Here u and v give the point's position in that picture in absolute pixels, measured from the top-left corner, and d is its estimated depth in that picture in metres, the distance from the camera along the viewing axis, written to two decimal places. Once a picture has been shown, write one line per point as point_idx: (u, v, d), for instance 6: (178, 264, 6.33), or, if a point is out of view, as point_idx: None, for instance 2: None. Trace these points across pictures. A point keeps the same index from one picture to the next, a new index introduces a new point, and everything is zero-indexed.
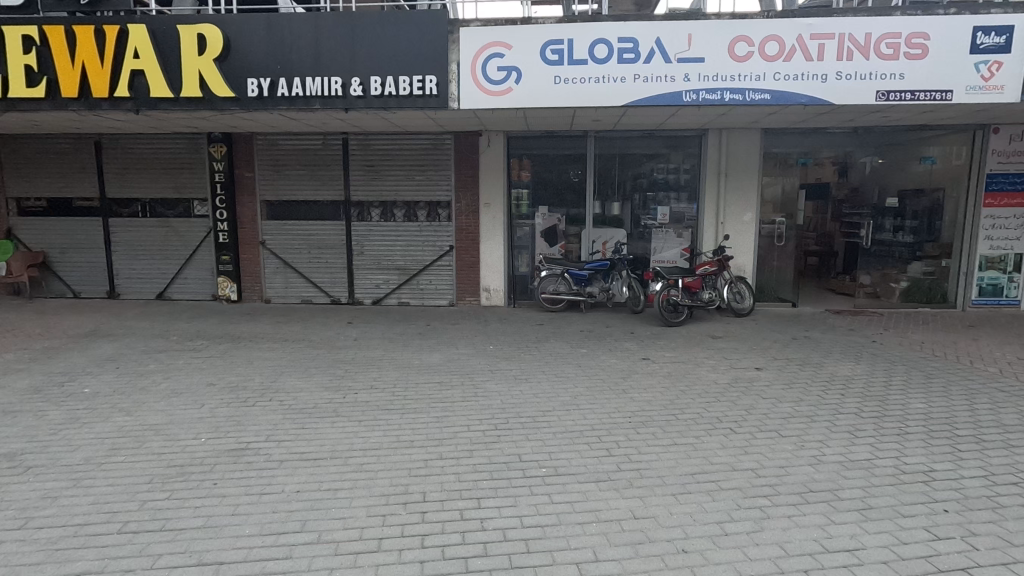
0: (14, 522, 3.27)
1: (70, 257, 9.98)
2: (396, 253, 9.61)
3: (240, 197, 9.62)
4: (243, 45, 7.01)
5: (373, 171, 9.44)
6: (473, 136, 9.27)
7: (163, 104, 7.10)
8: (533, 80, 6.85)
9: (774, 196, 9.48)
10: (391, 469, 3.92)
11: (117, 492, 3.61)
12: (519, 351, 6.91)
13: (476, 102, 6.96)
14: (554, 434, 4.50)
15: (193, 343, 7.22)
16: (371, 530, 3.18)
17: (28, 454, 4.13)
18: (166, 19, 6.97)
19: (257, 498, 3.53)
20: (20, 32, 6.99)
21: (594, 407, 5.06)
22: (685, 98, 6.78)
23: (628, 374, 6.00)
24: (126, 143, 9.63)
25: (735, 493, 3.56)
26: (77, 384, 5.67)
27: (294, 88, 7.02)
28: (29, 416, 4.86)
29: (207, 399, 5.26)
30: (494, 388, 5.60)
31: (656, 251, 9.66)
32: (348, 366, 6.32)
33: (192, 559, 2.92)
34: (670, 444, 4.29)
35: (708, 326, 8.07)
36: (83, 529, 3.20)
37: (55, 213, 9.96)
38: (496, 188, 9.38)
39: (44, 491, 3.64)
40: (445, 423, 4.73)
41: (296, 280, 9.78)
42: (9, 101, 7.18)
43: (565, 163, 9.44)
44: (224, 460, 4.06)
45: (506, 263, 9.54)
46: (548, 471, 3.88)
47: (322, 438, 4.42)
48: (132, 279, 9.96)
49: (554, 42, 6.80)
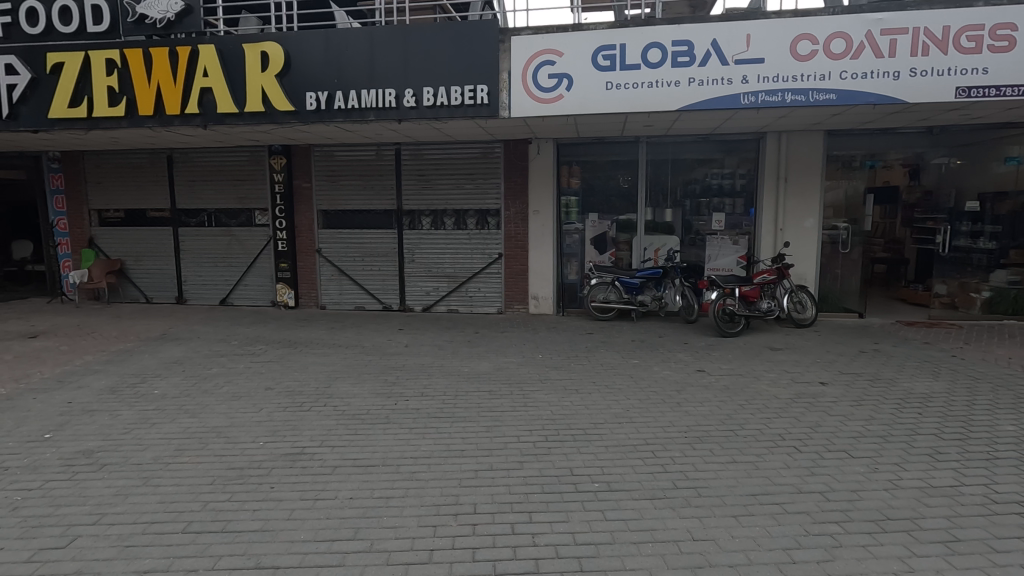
0: (90, 517, 3.46)
1: (143, 265, 10.62)
2: (445, 260, 9.70)
3: (298, 206, 9.98)
4: (303, 61, 7.28)
5: (424, 180, 9.59)
6: (522, 143, 9.26)
7: (229, 119, 7.45)
8: (584, 87, 6.78)
9: (836, 200, 9.02)
10: (442, 478, 3.91)
11: (182, 492, 3.76)
12: (568, 360, 6.81)
13: (526, 110, 6.94)
14: (606, 447, 4.39)
15: (253, 347, 7.50)
16: (422, 540, 3.17)
17: (103, 452, 4.38)
18: (233, 39, 7.33)
19: (312, 503, 3.59)
20: (104, 56, 7.54)
21: (646, 421, 4.90)
22: (743, 100, 6.52)
23: (681, 386, 5.80)
24: (195, 156, 10.18)
25: (803, 518, 3.34)
26: (147, 386, 5.99)
27: (350, 101, 7.23)
28: (105, 415, 5.17)
29: (266, 403, 5.44)
30: (544, 398, 5.52)
31: (711, 259, 9.35)
32: (400, 373, 6.39)
33: (251, 562, 2.99)
34: (729, 462, 4.10)
35: (767, 338, 7.73)
36: (151, 527, 3.34)
37: (131, 223, 10.63)
38: (545, 196, 9.33)
39: (117, 488, 3.84)
40: (495, 433, 4.70)
41: (350, 287, 10.03)
42: (92, 120, 7.72)
43: (616, 170, 9.31)
44: (281, 464, 4.17)
45: (555, 271, 9.47)
46: (601, 486, 3.77)
47: (374, 445, 4.47)
48: (198, 285, 10.49)
49: (606, 48, 6.72)
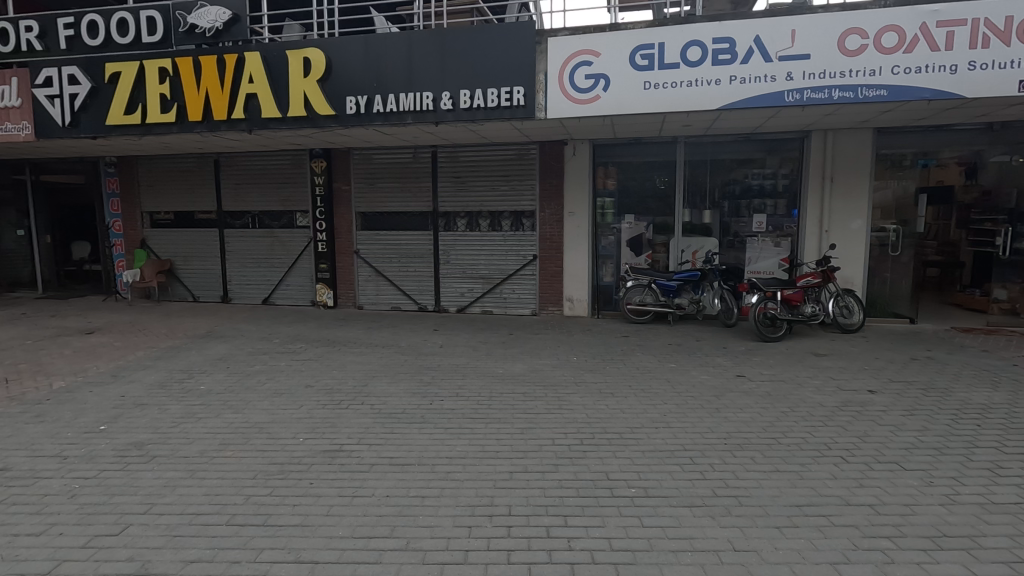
0: (142, 507, 3.60)
1: (190, 265, 11.05)
2: (480, 262, 9.74)
3: (337, 208, 10.20)
4: (344, 66, 7.43)
5: (460, 182, 9.66)
6: (558, 145, 9.23)
7: (273, 124, 7.68)
8: (622, 87, 6.70)
9: (885, 201, 8.67)
10: (476, 479, 3.92)
11: (226, 486, 3.88)
12: (603, 363, 6.74)
13: (563, 111, 6.91)
14: (642, 452, 4.31)
15: (294, 346, 7.70)
16: (457, 541, 3.18)
17: (153, 444, 4.56)
18: (277, 46, 7.55)
19: (349, 500, 3.65)
20: (158, 65, 7.88)
21: (684, 426, 4.79)
22: (788, 98, 6.33)
23: (720, 392, 5.66)
24: (240, 160, 10.53)
25: (851, 531, 3.20)
26: (193, 381, 6.21)
27: (389, 105, 7.35)
28: (155, 409, 5.38)
29: (306, 400, 5.57)
30: (579, 401, 5.47)
31: (751, 261, 9.10)
32: (434, 373, 6.44)
33: (291, 556, 3.05)
34: (771, 471, 3.96)
35: (811, 343, 7.47)
36: (197, 519, 3.45)
37: (180, 225, 11.06)
38: (581, 197, 9.27)
39: (166, 479, 3.99)
40: (529, 435, 4.68)
41: (387, 288, 10.20)
42: (145, 126, 8.08)
43: (652, 170, 9.18)
44: (320, 460, 4.26)
45: (590, 273, 9.40)
46: (637, 491, 3.71)
47: (410, 444, 4.52)
48: (242, 284, 10.83)
49: (645, 47, 6.63)
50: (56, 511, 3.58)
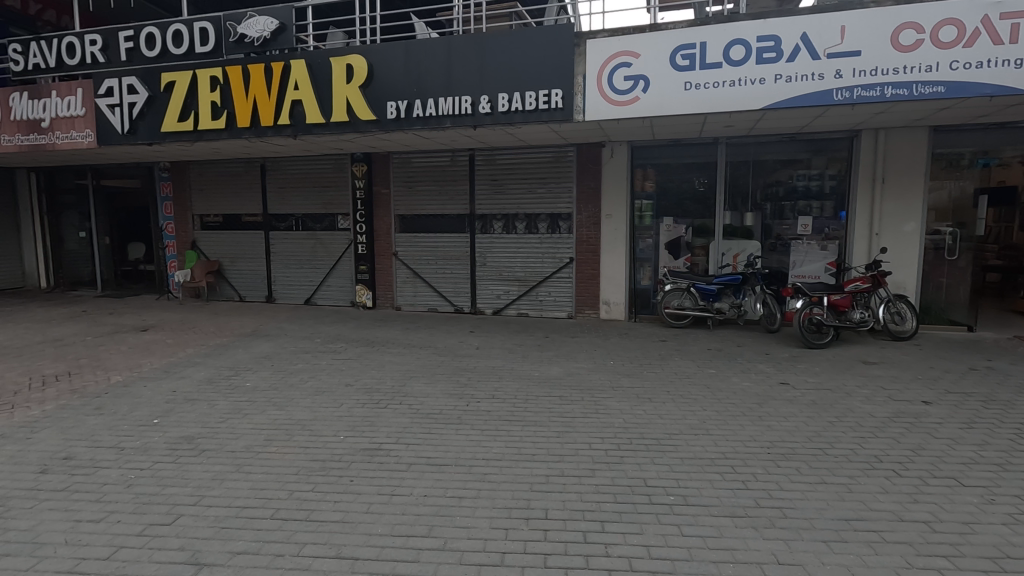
0: (191, 498, 3.75)
1: (238, 266, 11.46)
2: (516, 265, 9.76)
3: (377, 211, 10.40)
4: (385, 72, 7.58)
5: (497, 185, 9.71)
6: (596, 147, 9.17)
7: (317, 129, 7.91)
8: (661, 88, 6.61)
9: (940, 202, 8.26)
10: (513, 481, 3.92)
11: (270, 480, 4.00)
12: (641, 367, 6.65)
13: (601, 113, 6.88)
14: (681, 459, 4.23)
15: (334, 345, 7.89)
16: (494, 543, 3.19)
17: (202, 439, 4.74)
18: (322, 53, 7.76)
19: (388, 498, 3.71)
20: (209, 73, 8.23)
21: (725, 434, 4.68)
22: (837, 96, 6.12)
23: (762, 399, 5.50)
24: (285, 165, 10.86)
25: (904, 549, 3.06)
26: (240, 378, 6.44)
27: (428, 109, 7.46)
28: (204, 404, 5.61)
29: (346, 399, 5.69)
30: (616, 405, 5.41)
31: (795, 265, 8.84)
32: (471, 375, 6.49)
33: (332, 552, 3.12)
34: (817, 483, 3.83)
35: (859, 350, 7.18)
36: (243, 511, 3.58)
37: (228, 227, 11.49)
38: (618, 199, 9.19)
39: (214, 472, 4.14)
40: (566, 438, 4.66)
41: (424, 289, 10.34)
42: (197, 132, 8.43)
43: (692, 172, 9.02)
44: (359, 458, 4.34)
45: (627, 276, 9.31)
46: (676, 499, 3.64)
47: (447, 444, 4.57)
48: (286, 285, 11.17)
49: (685, 47, 6.52)
50: (114, 499, 3.76)
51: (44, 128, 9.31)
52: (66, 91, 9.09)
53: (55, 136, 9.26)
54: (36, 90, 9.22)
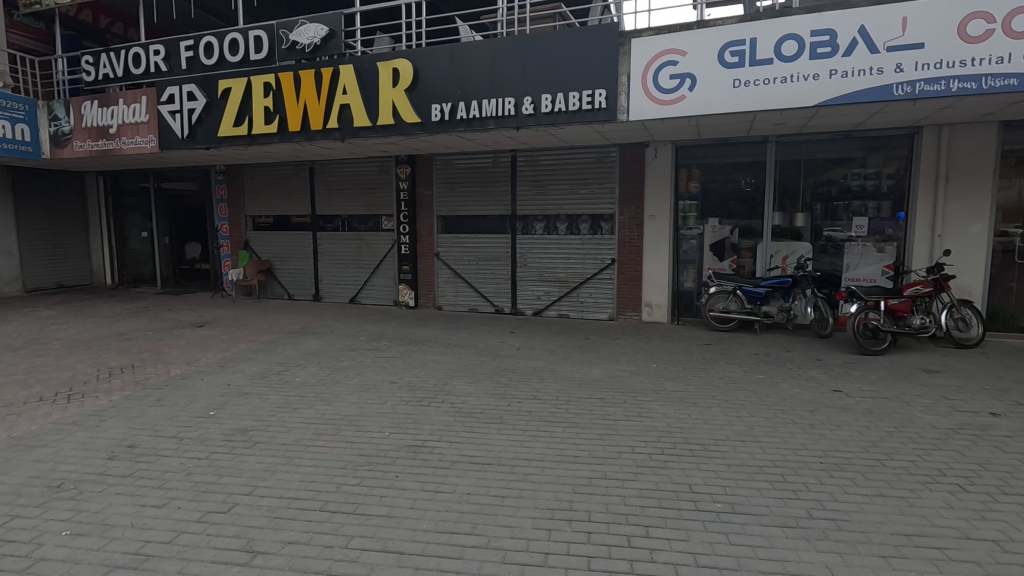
0: (246, 488, 3.91)
1: (287, 265, 11.86)
2: (557, 266, 9.73)
3: (420, 213, 10.57)
4: (430, 75, 7.70)
5: (539, 186, 9.71)
6: (639, 147, 9.05)
7: (364, 133, 8.12)
8: (709, 86, 6.47)
9: (1010, 202, 7.77)
10: (555, 482, 3.92)
11: (318, 474, 4.12)
12: (684, 371, 6.52)
13: (646, 112, 6.79)
14: (728, 466, 4.13)
15: (378, 343, 8.06)
16: (537, 543, 3.19)
17: (255, 431, 4.93)
18: (369, 58, 7.95)
19: (432, 495, 3.77)
20: (263, 80, 8.55)
21: (774, 442, 4.54)
22: (897, 92, 5.86)
23: (813, 407, 5.30)
24: (332, 167, 11.17)
25: (970, 568, 2.89)
26: (290, 373, 6.67)
27: (471, 111, 7.54)
28: (256, 398, 5.83)
29: (390, 396, 5.81)
30: (659, 409, 5.32)
31: (849, 268, 8.49)
32: (512, 375, 6.51)
33: (378, 545, 3.19)
34: (874, 495, 3.67)
35: (919, 358, 6.83)
36: (294, 503, 3.70)
37: (278, 227, 11.90)
38: (662, 200, 9.03)
39: (267, 463, 4.31)
40: (608, 441, 4.62)
41: (465, 290, 10.44)
42: (251, 137, 8.78)
43: (739, 171, 8.79)
44: (404, 454, 4.43)
45: (670, 278, 9.15)
46: (723, 507, 3.55)
47: (490, 444, 4.60)
48: (332, 284, 11.48)
49: (734, 44, 6.37)
50: (175, 486, 3.96)
51: (111, 134, 9.88)
52: (132, 99, 9.64)
53: (121, 141, 9.82)
54: (105, 99, 9.79)
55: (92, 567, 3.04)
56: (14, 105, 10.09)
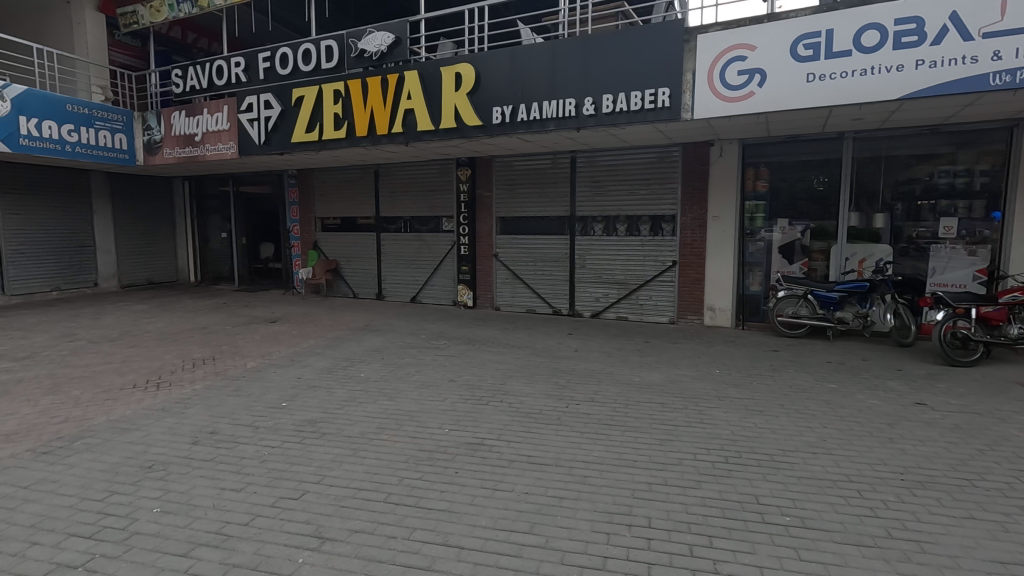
0: (315, 477, 4.11)
1: (352, 265, 12.35)
2: (616, 267, 9.61)
3: (479, 214, 10.73)
4: (491, 78, 7.80)
5: (598, 187, 9.61)
6: (703, 146, 8.80)
7: (427, 136, 8.33)
8: (780, 81, 6.21)
9: None
10: (614, 486, 3.88)
11: (382, 466, 4.26)
12: (750, 378, 6.27)
13: (712, 110, 6.60)
14: (798, 478, 3.95)
15: (438, 342, 8.24)
16: (595, 546, 3.17)
17: (323, 423, 5.16)
18: (433, 63, 8.15)
19: (491, 492, 3.82)
20: (333, 88, 8.93)
21: (849, 455, 4.29)
22: (993, 82, 5.41)
23: (892, 420, 4.97)
24: (395, 170, 11.52)
25: None
26: (355, 369, 6.94)
27: (532, 113, 7.58)
28: (324, 391, 6.11)
29: (449, 394, 5.93)
30: (722, 416, 5.14)
31: (934, 272, 7.90)
32: (569, 377, 6.49)
33: (439, 539, 3.27)
34: (963, 517, 3.40)
35: (1016, 371, 6.27)
36: (360, 493, 3.85)
37: (345, 229, 12.40)
38: (726, 200, 8.74)
39: (334, 454, 4.50)
40: (669, 447, 4.52)
41: (523, 291, 10.51)
42: (322, 142, 9.21)
43: (811, 170, 8.36)
44: (463, 451, 4.51)
45: (735, 281, 8.84)
46: (793, 520, 3.40)
47: (547, 444, 4.61)
48: (394, 283, 11.84)
49: (809, 36, 6.07)
50: (252, 472, 4.21)
51: (196, 142, 10.62)
52: (215, 109, 10.31)
53: (205, 148, 10.54)
54: (192, 109, 10.52)
55: (179, 543, 3.28)
56: (114, 117, 11.04)
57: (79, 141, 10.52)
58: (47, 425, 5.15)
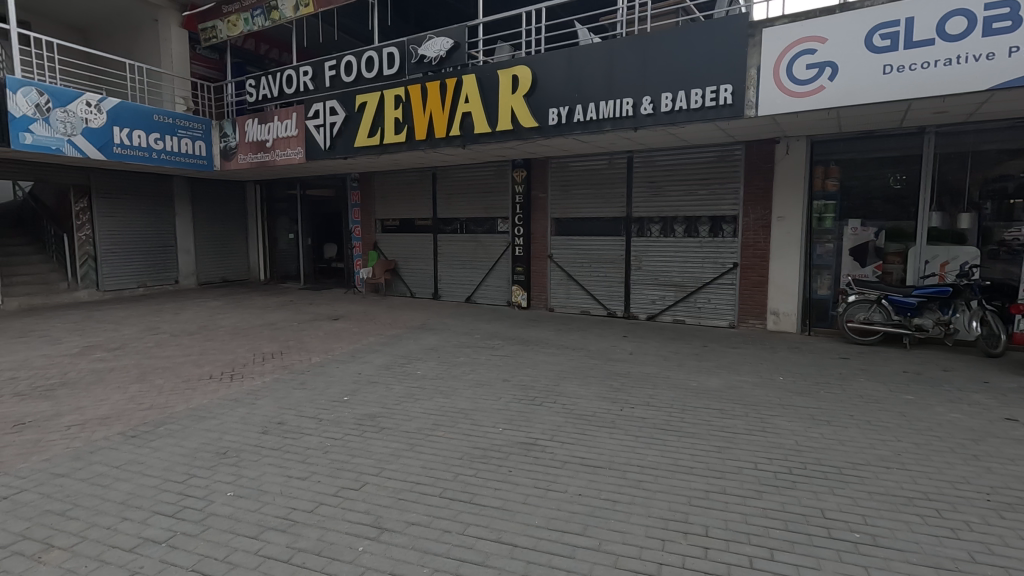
0: (374, 469, 4.26)
1: (410, 265, 12.68)
2: (673, 269, 9.39)
3: (534, 215, 10.77)
4: (548, 79, 7.82)
5: (656, 187, 9.43)
6: (768, 144, 8.48)
7: (483, 138, 8.45)
8: (852, 74, 5.90)
9: None
10: (669, 492, 3.80)
11: (438, 462, 4.37)
12: (816, 386, 5.98)
13: (777, 106, 6.35)
14: (868, 493, 3.73)
15: (493, 342, 8.33)
16: (649, 552, 3.13)
17: (382, 418, 5.34)
18: (490, 67, 8.26)
19: (544, 493, 3.84)
20: (394, 93, 9.22)
21: (926, 471, 4.02)
22: None
23: (977, 436, 4.61)
24: (452, 173, 11.75)
25: None
26: (412, 366, 7.13)
27: (589, 114, 7.54)
28: (383, 387, 6.31)
29: (503, 393, 5.99)
30: (786, 425, 4.94)
31: None
32: (624, 380, 6.41)
33: (493, 535, 3.32)
34: None
35: None
36: (416, 487, 3.96)
37: (403, 230, 12.75)
38: (792, 199, 8.38)
39: (392, 448, 4.65)
40: (727, 455, 4.38)
41: (577, 292, 10.45)
42: (383, 146, 9.52)
43: (888, 167, 7.88)
44: (517, 450, 4.55)
45: (802, 285, 8.45)
46: (862, 537, 3.23)
47: (601, 447, 4.57)
48: (450, 283, 12.06)
49: (886, 26, 5.73)
50: (315, 462, 4.42)
51: (268, 147, 11.22)
52: (285, 116, 10.86)
53: (275, 154, 11.11)
54: (264, 116, 11.12)
55: (250, 526, 3.49)
56: (194, 125, 11.82)
57: (164, 148, 11.33)
58: (135, 411, 5.60)
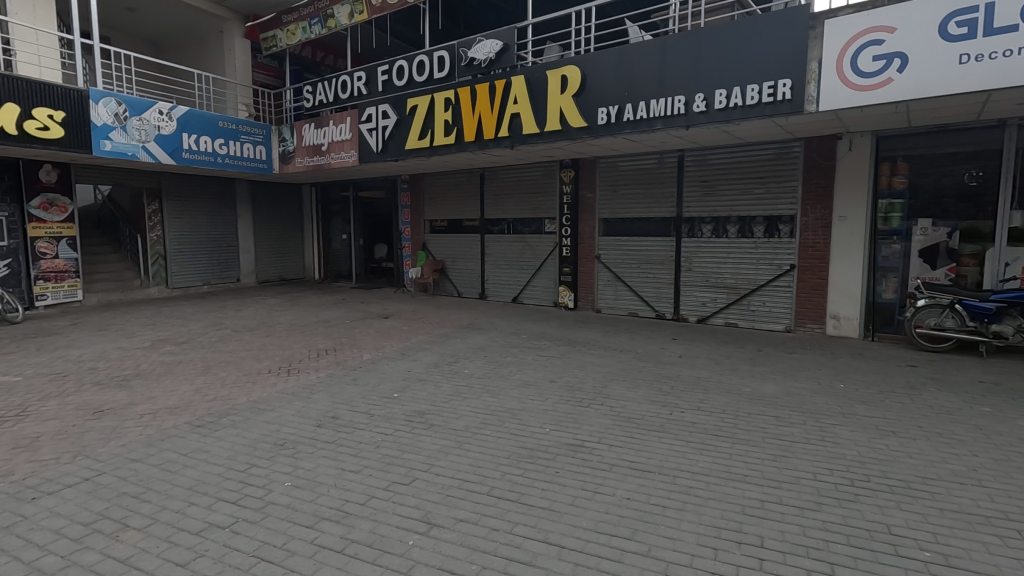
0: (424, 465, 4.34)
1: (458, 265, 12.84)
2: (726, 271, 9.12)
3: (582, 215, 10.70)
4: (598, 79, 7.76)
5: (708, 186, 9.17)
6: (829, 140, 8.10)
7: (532, 139, 8.46)
8: (924, 64, 5.57)
9: None
10: (722, 500, 3.70)
11: (485, 460, 4.41)
12: (881, 395, 5.67)
13: (840, 101, 6.06)
14: (940, 510, 3.51)
15: (540, 342, 8.33)
16: (701, 560, 3.06)
17: (431, 415, 5.43)
18: (539, 67, 8.27)
19: (592, 495, 3.81)
20: (444, 96, 9.37)
21: (1006, 489, 3.75)
22: None
23: None
24: (500, 174, 11.82)
25: None
26: (459, 365, 7.22)
27: (639, 112, 7.43)
28: (431, 385, 6.42)
29: (550, 394, 5.98)
30: (848, 435, 4.71)
31: None
32: (674, 383, 6.28)
33: (540, 535, 3.32)
34: None
35: None
36: (465, 484, 4.02)
37: (451, 231, 12.93)
38: (855, 198, 7.98)
39: (441, 445, 4.72)
40: (784, 463, 4.22)
41: (625, 293, 10.31)
42: (433, 148, 9.69)
43: (963, 163, 7.37)
44: (565, 452, 4.53)
45: (865, 288, 8.03)
46: (933, 557, 3.04)
47: (650, 451, 4.49)
48: (497, 283, 12.14)
49: (963, 12, 5.38)
50: (367, 456, 4.55)
51: (323, 151, 11.62)
52: (339, 120, 11.22)
53: (330, 157, 11.49)
54: (320, 121, 11.53)
55: (306, 515, 3.62)
56: (254, 131, 12.40)
57: (228, 153, 11.92)
58: (201, 402, 5.92)
